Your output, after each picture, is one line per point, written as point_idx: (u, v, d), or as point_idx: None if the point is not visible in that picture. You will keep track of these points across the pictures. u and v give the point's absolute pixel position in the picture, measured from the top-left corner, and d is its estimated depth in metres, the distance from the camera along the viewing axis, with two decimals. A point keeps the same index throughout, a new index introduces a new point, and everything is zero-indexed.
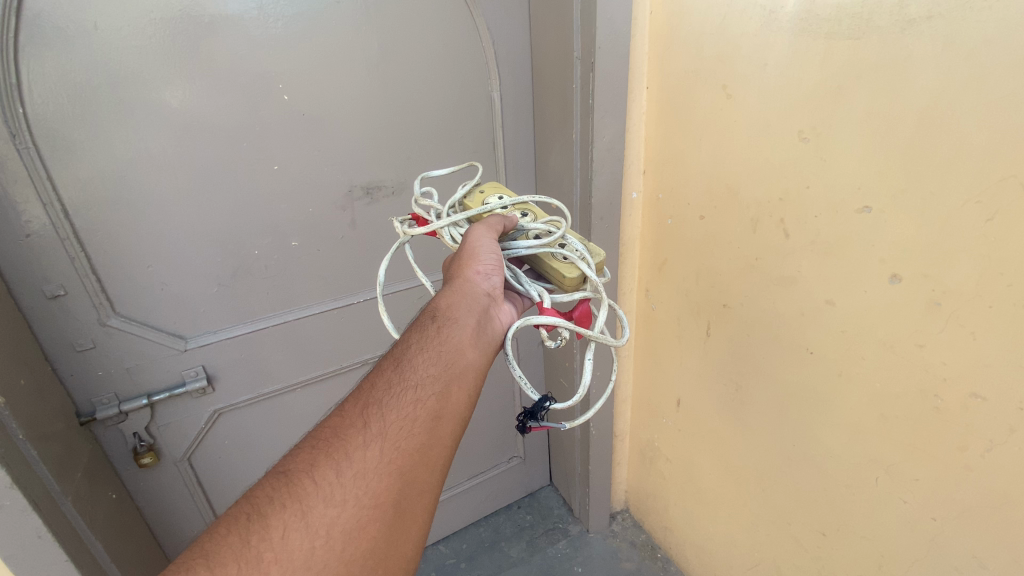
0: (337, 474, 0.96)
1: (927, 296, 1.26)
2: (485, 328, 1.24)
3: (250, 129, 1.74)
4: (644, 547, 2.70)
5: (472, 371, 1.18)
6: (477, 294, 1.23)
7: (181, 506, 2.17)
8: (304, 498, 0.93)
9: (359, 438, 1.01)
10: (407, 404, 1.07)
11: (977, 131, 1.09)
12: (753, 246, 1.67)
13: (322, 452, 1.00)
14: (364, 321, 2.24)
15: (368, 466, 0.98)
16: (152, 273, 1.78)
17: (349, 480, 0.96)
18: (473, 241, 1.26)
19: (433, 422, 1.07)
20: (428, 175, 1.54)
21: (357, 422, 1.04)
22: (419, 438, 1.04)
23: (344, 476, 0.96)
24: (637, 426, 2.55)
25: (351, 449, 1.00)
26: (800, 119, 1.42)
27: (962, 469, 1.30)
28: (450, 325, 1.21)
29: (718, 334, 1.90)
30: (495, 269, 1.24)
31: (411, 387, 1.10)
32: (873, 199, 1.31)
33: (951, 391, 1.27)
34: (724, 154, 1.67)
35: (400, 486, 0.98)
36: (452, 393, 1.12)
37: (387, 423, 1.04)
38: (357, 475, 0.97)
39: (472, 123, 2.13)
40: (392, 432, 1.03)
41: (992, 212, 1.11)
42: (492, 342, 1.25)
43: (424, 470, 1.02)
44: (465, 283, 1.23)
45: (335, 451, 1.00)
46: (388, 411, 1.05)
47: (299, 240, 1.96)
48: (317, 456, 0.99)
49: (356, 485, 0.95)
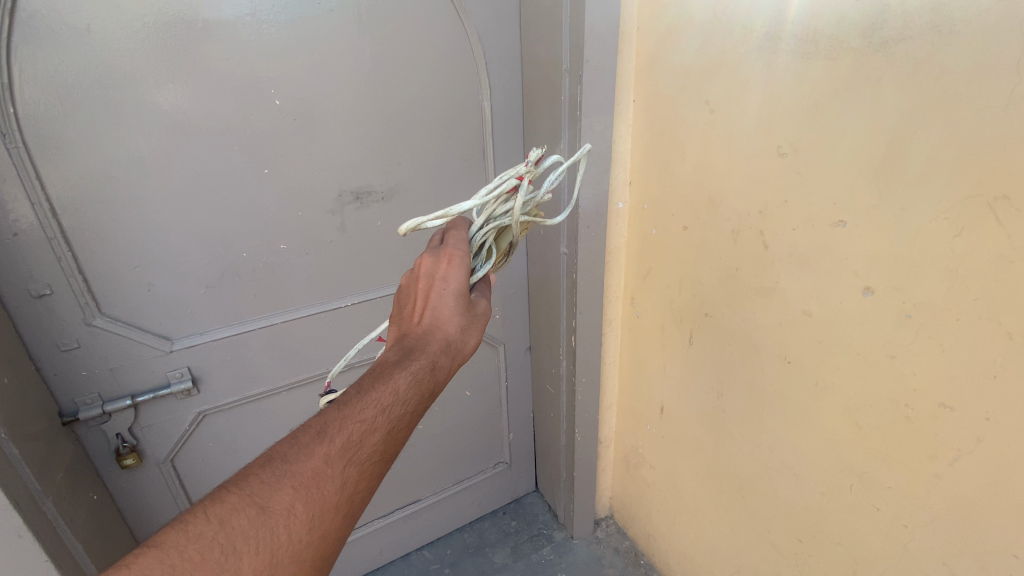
0: (306, 533, 1.00)
1: (898, 308, 1.30)
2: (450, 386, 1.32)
3: (241, 132, 1.76)
4: (627, 553, 2.72)
5: None
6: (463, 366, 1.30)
7: (163, 508, 2.16)
8: (275, 550, 0.97)
9: (335, 501, 1.04)
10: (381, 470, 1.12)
11: (944, 150, 1.13)
12: (734, 256, 1.71)
13: (301, 503, 1.01)
14: (351, 325, 2.25)
15: (334, 528, 1.04)
16: (139, 274, 1.78)
17: (315, 540, 1.01)
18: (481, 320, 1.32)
19: None
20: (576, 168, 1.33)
21: (341, 480, 1.05)
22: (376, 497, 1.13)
23: (313, 535, 1.01)
24: (621, 432, 2.58)
25: (325, 511, 1.02)
26: (778, 134, 1.46)
27: (932, 477, 1.33)
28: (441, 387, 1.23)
29: (700, 342, 1.93)
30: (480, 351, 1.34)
31: (391, 451, 1.14)
32: (847, 213, 1.35)
33: (921, 400, 1.31)
34: (707, 166, 1.71)
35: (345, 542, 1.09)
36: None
37: (362, 488, 1.08)
38: (323, 537, 1.02)
39: (463, 131, 2.16)
40: (361, 495, 1.08)
41: (959, 228, 1.15)
42: None
43: None
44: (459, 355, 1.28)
45: (313, 507, 1.02)
46: (367, 476, 1.09)
47: (288, 243, 1.98)
48: (295, 506, 1.00)
49: (319, 545, 1.02)
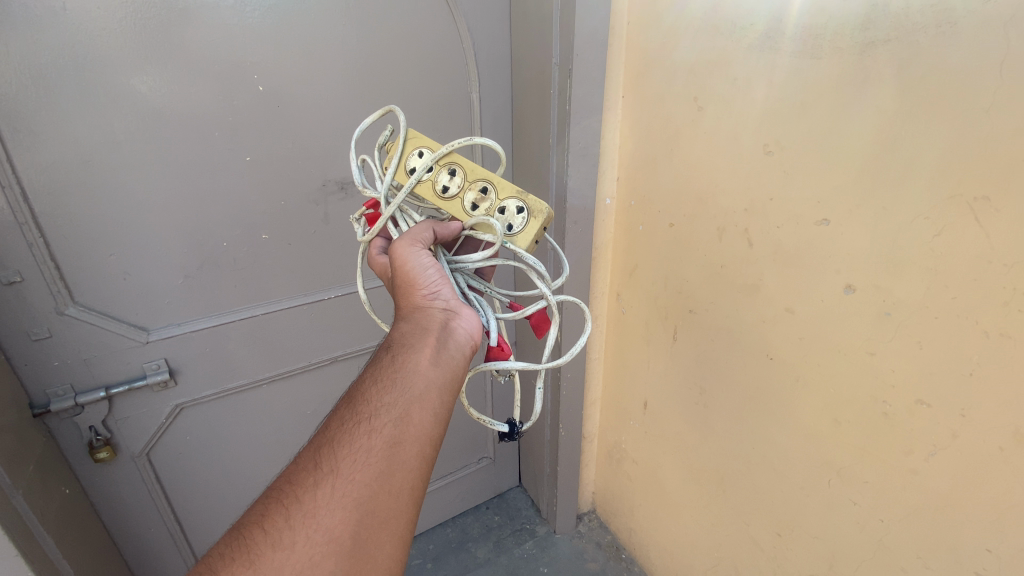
0: (287, 517, 0.96)
1: (879, 306, 1.32)
2: (446, 345, 1.20)
3: (223, 119, 1.72)
4: (609, 547, 2.74)
5: (436, 389, 1.16)
6: (433, 311, 1.24)
7: (138, 503, 2.11)
8: (254, 548, 0.94)
9: (309, 479, 1.01)
10: (360, 437, 1.06)
11: (927, 151, 1.15)
12: (719, 254, 1.72)
13: (274, 500, 1.00)
14: (334, 317, 2.22)
15: (318, 502, 0.97)
16: (114, 263, 1.73)
17: (299, 522, 0.96)
18: (404, 262, 1.24)
19: (391, 448, 1.05)
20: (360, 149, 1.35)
21: (308, 465, 1.03)
22: (378, 468, 1.02)
23: (293, 520, 0.96)
24: (605, 428, 2.59)
25: (301, 492, 0.99)
26: (766, 132, 1.47)
27: (908, 472, 1.36)
28: (404, 349, 1.20)
29: (685, 339, 1.94)
30: (443, 283, 1.27)
31: (363, 418, 1.09)
32: (830, 211, 1.36)
33: (899, 396, 1.33)
34: (694, 163, 1.72)
35: (357, 518, 0.97)
36: (413, 417, 1.10)
37: (339, 460, 1.03)
38: (305, 517, 0.96)
39: (450, 123, 2.14)
40: (344, 467, 1.02)
41: (939, 228, 1.16)
42: (461, 353, 1.22)
43: (385, 497, 1.01)
44: (420, 306, 1.25)
45: (285, 496, 1.00)
46: (340, 447, 1.05)
47: (270, 233, 1.94)
48: (268, 505, 1.00)
49: (307, 526, 0.95)
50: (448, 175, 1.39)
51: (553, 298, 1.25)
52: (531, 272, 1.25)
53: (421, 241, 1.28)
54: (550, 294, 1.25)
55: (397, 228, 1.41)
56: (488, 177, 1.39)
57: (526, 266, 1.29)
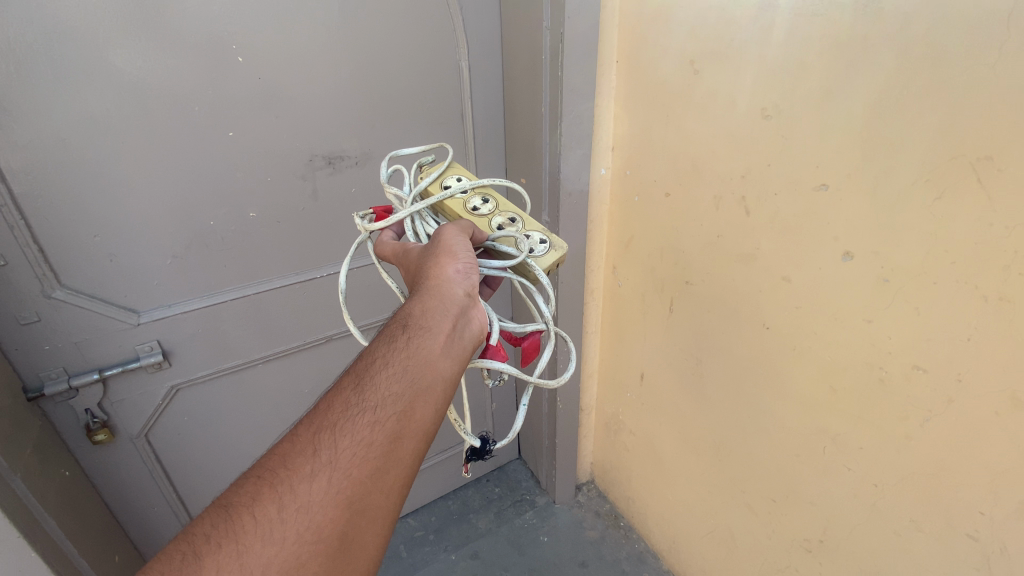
0: (279, 508, 0.95)
1: (877, 273, 1.30)
2: (458, 336, 1.20)
3: (202, 92, 1.65)
4: (608, 516, 2.79)
5: (441, 382, 1.15)
6: (455, 295, 1.22)
7: (140, 483, 2.12)
8: (241, 537, 0.92)
9: (306, 468, 0.99)
10: (363, 428, 1.04)
11: (931, 111, 1.10)
12: (716, 223, 1.68)
13: (266, 485, 0.98)
14: (327, 296, 2.19)
15: (314, 496, 0.96)
16: (99, 244, 1.70)
17: (291, 515, 0.94)
18: (446, 239, 1.30)
19: (391, 444, 1.05)
20: (400, 151, 1.50)
21: (307, 450, 1.01)
22: (375, 465, 1.02)
23: (285, 512, 0.94)
24: (602, 400, 2.60)
25: (296, 481, 0.97)
26: (764, 95, 1.41)
27: (903, 438, 1.36)
28: (419, 336, 1.17)
29: (681, 310, 1.92)
30: (472, 269, 1.26)
31: (370, 408, 1.07)
32: (829, 177, 1.32)
33: (896, 363, 1.32)
34: (691, 130, 1.67)
35: (347, 516, 0.98)
36: (416, 412, 1.09)
37: (338, 452, 1.01)
38: (298, 510, 0.95)
39: (439, 93, 2.07)
40: (342, 461, 1.00)
41: (940, 191, 1.13)
42: (468, 347, 1.22)
43: (378, 495, 1.01)
44: (441, 286, 1.21)
45: (279, 483, 0.97)
46: (342, 438, 1.03)
47: (258, 211, 1.90)
48: (260, 489, 0.97)
49: (298, 520, 0.94)
50: (480, 202, 1.54)
51: (553, 325, 1.26)
52: (538, 293, 1.30)
53: (468, 236, 1.36)
54: (551, 320, 1.27)
55: (412, 229, 1.46)
56: (517, 212, 1.53)
57: (529, 291, 1.32)
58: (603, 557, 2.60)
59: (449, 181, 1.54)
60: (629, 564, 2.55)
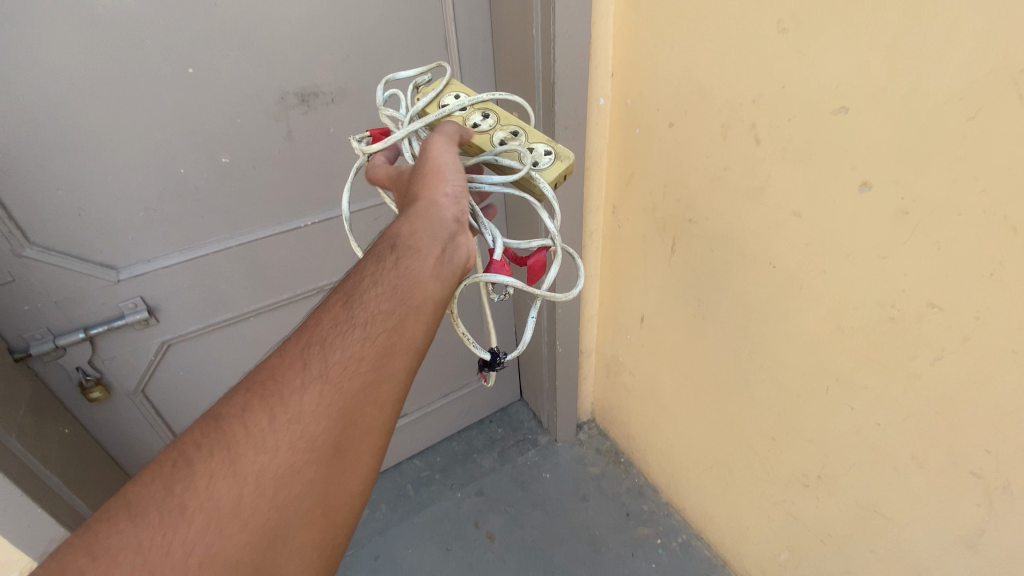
0: (271, 417, 0.93)
1: (896, 205, 1.19)
2: (450, 254, 1.13)
3: (151, 22, 1.47)
4: (608, 452, 2.84)
5: (432, 303, 1.10)
6: (444, 218, 1.12)
7: (144, 436, 2.15)
8: (233, 445, 0.91)
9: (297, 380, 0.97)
10: (353, 344, 1.01)
11: (975, 15, 0.95)
12: (723, 155, 1.55)
13: (256, 396, 0.96)
14: (314, 245, 2.10)
15: (308, 407, 0.94)
16: (62, 198, 1.59)
17: (283, 425, 0.93)
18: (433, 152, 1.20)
19: (382, 359, 1.02)
20: (396, 75, 1.39)
21: (297, 364, 0.99)
22: (366, 379, 1.00)
23: (277, 421, 0.93)
24: (602, 342, 2.58)
25: (287, 393, 0.96)
26: (781, 4, 1.24)
27: (911, 376, 1.32)
28: (408, 255, 1.09)
29: (683, 250, 1.83)
30: (461, 191, 1.15)
31: (360, 324, 1.03)
32: (850, 98, 1.18)
33: (909, 301, 1.25)
34: (698, 49, 1.49)
35: (341, 426, 0.95)
36: (406, 330, 1.06)
37: (329, 364, 0.99)
38: (291, 419, 0.93)
39: (419, 17, 1.87)
40: (334, 372, 0.98)
41: (975, 109, 1.00)
42: (459, 268, 1.15)
43: (371, 410, 0.99)
44: (429, 202, 1.12)
45: (270, 395, 0.96)
46: (332, 351, 1.00)
47: (230, 156, 1.77)
48: (251, 400, 0.96)
49: (290, 430, 0.92)
50: (481, 118, 1.43)
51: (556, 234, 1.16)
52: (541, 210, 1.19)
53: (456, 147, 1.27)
54: (554, 228, 1.16)
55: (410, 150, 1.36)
56: (521, 125, 1.41)
57: (535, 206, 1.21)
58: (603, 490, 2.67)
59: (447, 98, 1.41)
60: (628, 497, 2.62)
